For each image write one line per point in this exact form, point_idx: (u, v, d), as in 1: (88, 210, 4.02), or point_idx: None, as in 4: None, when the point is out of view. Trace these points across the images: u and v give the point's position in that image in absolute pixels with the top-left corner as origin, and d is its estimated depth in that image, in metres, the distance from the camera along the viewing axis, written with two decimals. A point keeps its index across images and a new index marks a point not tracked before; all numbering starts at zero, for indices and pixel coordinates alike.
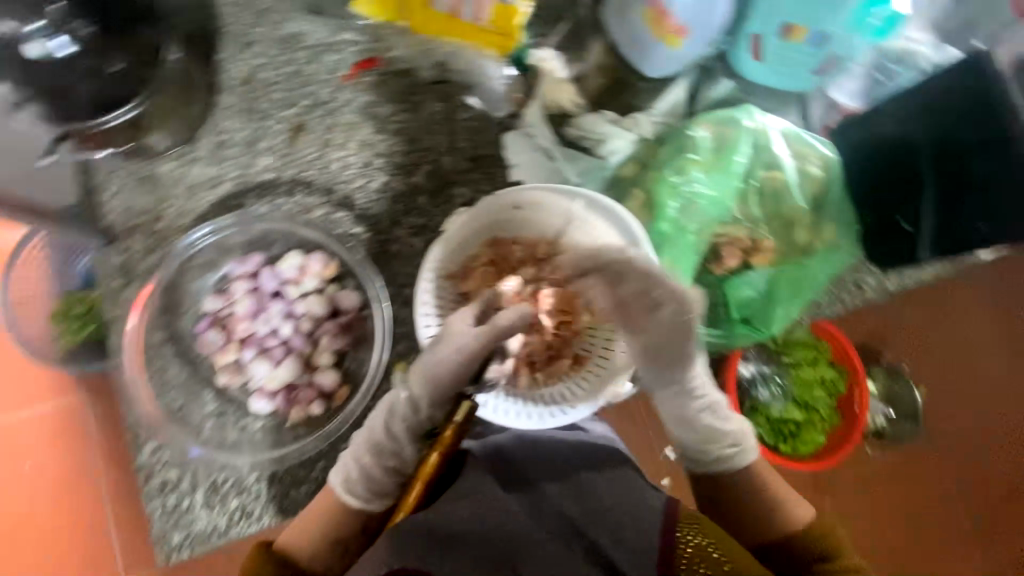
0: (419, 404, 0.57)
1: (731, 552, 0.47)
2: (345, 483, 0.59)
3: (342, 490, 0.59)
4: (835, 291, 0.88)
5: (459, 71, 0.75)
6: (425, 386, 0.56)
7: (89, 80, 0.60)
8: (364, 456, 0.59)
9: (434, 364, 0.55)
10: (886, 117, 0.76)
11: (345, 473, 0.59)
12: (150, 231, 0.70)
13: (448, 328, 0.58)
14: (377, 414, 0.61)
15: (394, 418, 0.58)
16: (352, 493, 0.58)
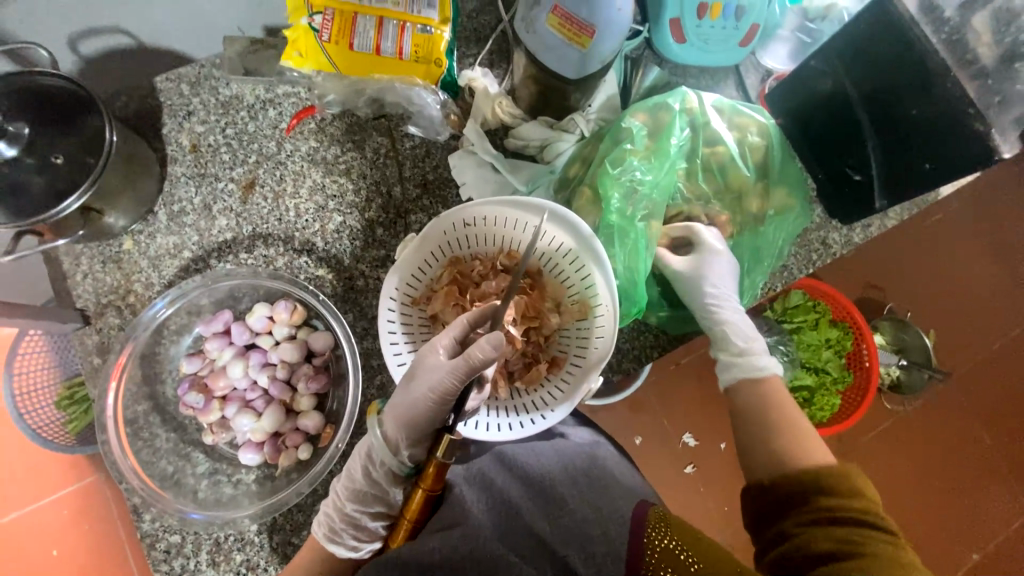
0: (394, 447, 0.58)
1: (700, 551, 0.47)
2: (328, 533, 0.60)
3: (325, 541, 0.60)
4: (809, 254, 0.85)
5: (396, 103, 0.77)
6: (398, 422, 0.57)
7: (37, 173, 0.63)
8: (345, 505, 0.60)
9: (411, 402, 0.56)
10: (817, 74, 0.76)
11: (327, 523, 0.61)
12: (122, 307, 0.73)
13: (421, 364, 0.57)
14: (353, 463, 0.62)
15: (371, 464, 0.60)
16: (339, 543, 0.60)
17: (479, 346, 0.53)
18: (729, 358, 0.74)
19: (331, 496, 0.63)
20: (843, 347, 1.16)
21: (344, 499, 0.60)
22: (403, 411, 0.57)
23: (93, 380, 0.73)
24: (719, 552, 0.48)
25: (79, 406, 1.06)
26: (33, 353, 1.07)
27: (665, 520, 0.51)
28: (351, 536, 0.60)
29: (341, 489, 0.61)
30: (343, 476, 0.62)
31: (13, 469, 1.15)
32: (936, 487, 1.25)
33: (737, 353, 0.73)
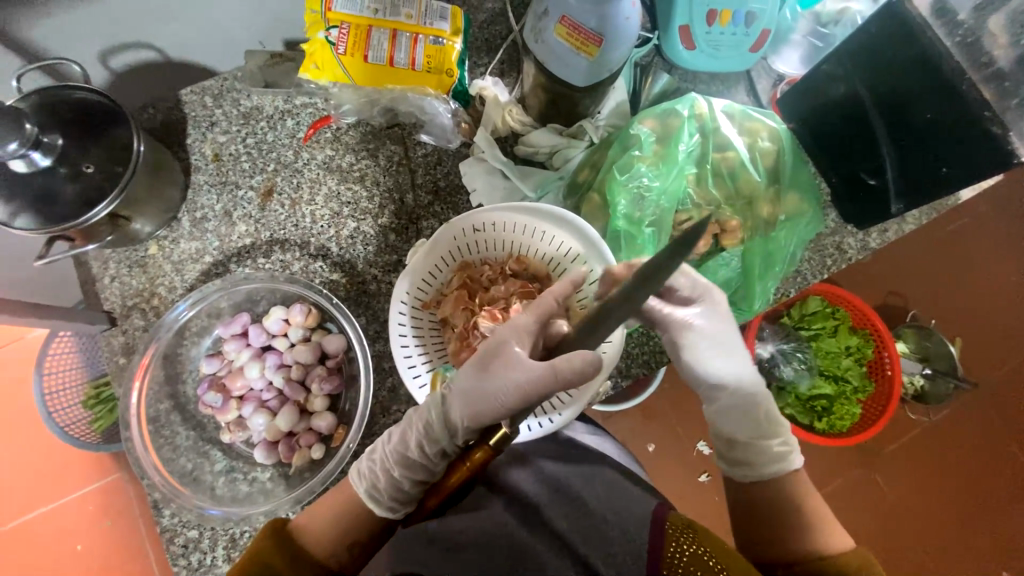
0: (454, 425, 0.59)
1: (727, 559, 0.47)
2: (370, 491, 0.61)
3: (368, 499, 0.61)
4: (824, 259, 0.84)
5: (408, 112, 0.79)
6: (456, 408, 0.58)
7: (70, 182, 0.66)
8: (395, 469, 0.61)
9: (486, 391, 0.56)
10: (830, 79, 0.75)
11: (370, 482, 0.62)
12: (147, 310, 0.76)
13: (501, 353, 0.58)
14: (409, 429, 0.62)
15: (428, 436, 0.60)
16: (378, 502, 0.61)
17: (575, 358, 0.54)
18: (770, 447, 0.62)
19: (377, 456, 0.63)
20: (865, 355, 1.13)
21: (393, 463, 0.61)
22: (472, 395, 0.57)
23: (118, 379, 0.76)
24: (743, 560, 0.48)
25: (104, 406, 1.11)
26: (63, 354, 1.12)
27: (690, 527, 0.51)
28: (392, 500, 0.61)
29: (392, 452, 0.62)
30: (396, 438, 0.62)
31: (40, 468, 1.20)
32: (962, 501, 1.21)
33: (774, 437, 0.62)
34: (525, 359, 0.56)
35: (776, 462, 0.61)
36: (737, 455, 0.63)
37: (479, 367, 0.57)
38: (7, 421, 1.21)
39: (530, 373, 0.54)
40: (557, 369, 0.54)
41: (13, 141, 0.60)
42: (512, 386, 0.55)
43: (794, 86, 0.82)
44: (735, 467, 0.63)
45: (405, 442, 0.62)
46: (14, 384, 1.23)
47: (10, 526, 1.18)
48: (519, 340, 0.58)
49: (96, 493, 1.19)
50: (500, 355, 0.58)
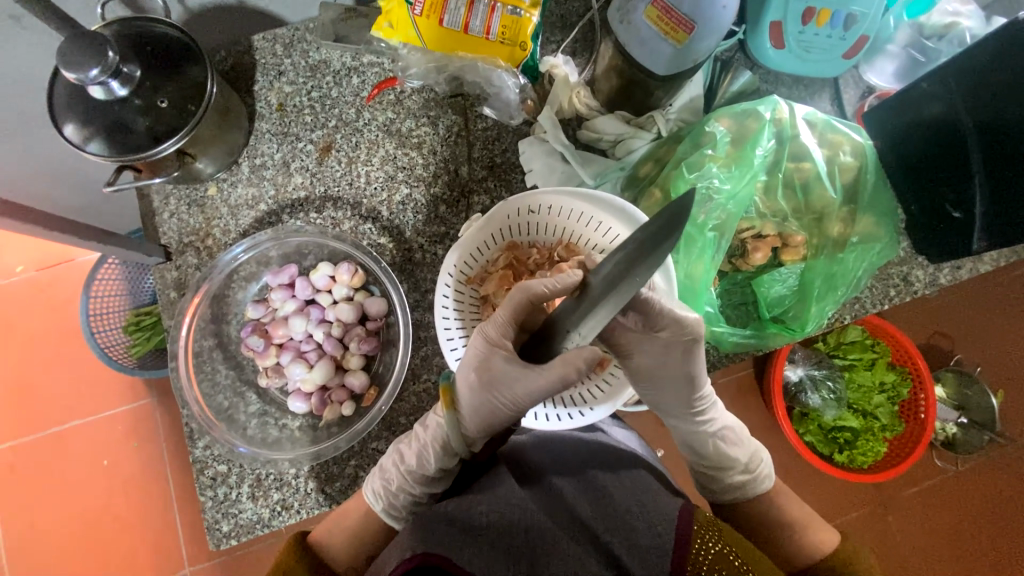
0: (469, 437, 0.62)
1: (749, 558, 0.49)
2: (388, 508, 0.63)
3: (387, 517, 0.63)
4: (888, 290, 0.79)
5: (474, 83, 0.77)
6: (470, 420, 0.60)
7: (143, 116, 0.67)
8: (415, 488, 0.63)
9: (487, 399, 0.58)
10: (927, 97, 0.70)
11: (387, 499, 0.64)
12: (200, 249, 0.78)
13: (493, 362, 0.57)
14: (425, 450, 0.63)
15: (445, 453, 0.62)
16: (397, 517, 0.64)
17: (580, 358, 0.53)
18: (729, 479, 0.65)
19: (390, 475, 0.64)
20: (899, 394, 1.09)
21: (414, 483, 0.63)
22: (477, 405, 0.58)
23: (167, 312, 0.79)
24: (761, 558, 0.50)
25: (144, 333, 1.17)
26: (111, 280, 1.17)
27: (713, 525, 0.51)
28: (411, 513, 0.64)
29: (408, 474, 0.63)
30: (409, 461, 0.63)
31: (80, 383, 1.27)
32: (981, 555, 1.15)
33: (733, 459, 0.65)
34: (517, 364, 0.56)
35: (741, 488, 0.65)
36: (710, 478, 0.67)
37: (474, 379, 0.58)
38: (57, 336, 1.29)
39: (531, 377, 0.55)
40: (558, 371, 0.54)
41: (94, 67, 0.60)
42: (519, 391, 0.56)
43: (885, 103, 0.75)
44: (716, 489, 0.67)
45: (422, 462, 0.63)
46: (62, 302, 1.30)
47: (48, 432, 1.25)
48: (503, 346, 0.58)
49: (127, 415, 1.25)
50: (489, 363, 0.58)
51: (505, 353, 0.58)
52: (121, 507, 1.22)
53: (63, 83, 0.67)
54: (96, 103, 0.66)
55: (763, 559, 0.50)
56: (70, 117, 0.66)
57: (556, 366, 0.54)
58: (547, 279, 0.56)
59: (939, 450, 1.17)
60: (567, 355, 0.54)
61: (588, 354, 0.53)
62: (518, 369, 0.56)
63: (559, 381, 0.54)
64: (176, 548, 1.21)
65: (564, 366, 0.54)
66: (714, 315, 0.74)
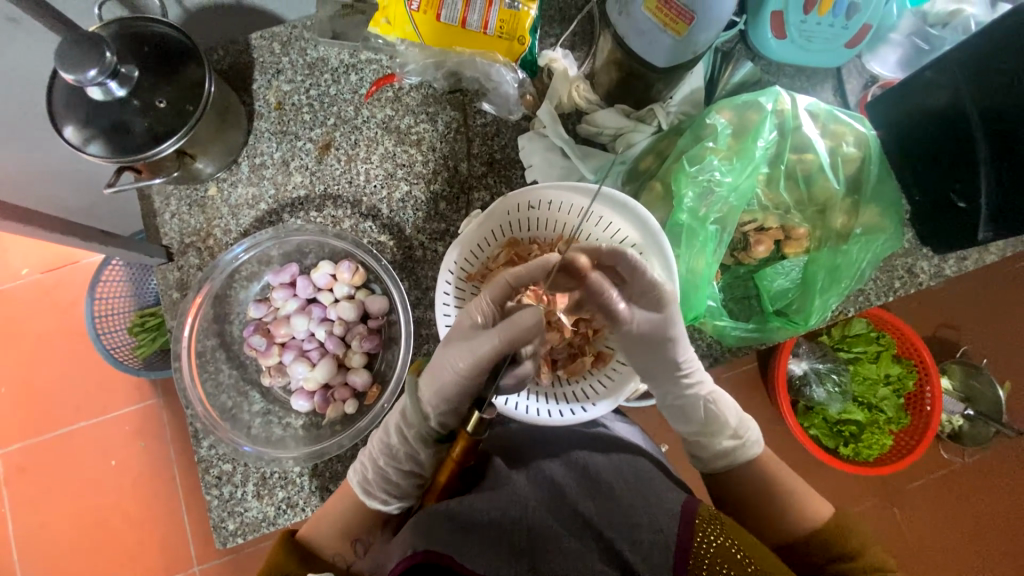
0: (426, 410, 0.61)
1: (755, 553, 0.48)
2: (362, 484, 0.64)
3: (361, 492, 0.64)
4: (892, 282, 0.78)
5: (472, 79, 0.77)
6: (432, 395, 0.60)
7: (142, 116, 0.67)
8: (381, 459, 0.64)
9: (445, 367, 0.58)
10: (931, 86, 0.68)
11: (360, 473, 0.65)
12: (202, 249, 0.78)
13: (460, 330, 0.60)
14: (390, 422, 0.65)
15: (406, 425, 0.63)
16: (367, 489, 0.64)
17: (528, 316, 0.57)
18: (721, 444, 0.66)
19: (365, 450, 0.66)
20: (904, 387, 1.08)
21: (380, 453, 0.64)
22: (437, 374, 0.59)
23: (170, 313, 0.79)
24: (771, 557, 0.48)
25: (149, 334, 1.17)
26: (113, 282, 1.17)
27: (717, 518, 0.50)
28: (380, 488, 0.64)
29: (377, 442, 0.65)
30: (379, 432, 0.65)
31: (87, 384, 1.28)
32: (989, 547, 1.15)
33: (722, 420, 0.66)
34: (477, 331, 0.59)
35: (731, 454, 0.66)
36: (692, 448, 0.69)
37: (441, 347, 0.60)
38: (64, 338, 1.30)
39: (487, 341, 0.57)
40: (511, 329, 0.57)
41: (92, 67, 0.60)
42: (472, 351, 0.57)
43: (878, 100, 0.75)
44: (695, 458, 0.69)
45: (386, 430, 0.64)
46: (67, 304, 1.31)
47: (56, 433, 1.26)
48: (472, 316, 0.61)
49: (133, 415, 1.26)
50: (455, 331, 0.60)
51: (473, 324, 0.60)
52: (129, 506, 1.24)
53: (62, 85, 0.67)
54: (95, 106, 0.66)
55: (775, 560, 0.48)
56: (70, 120, 0.66)
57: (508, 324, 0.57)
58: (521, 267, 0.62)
59: (945, 443, 1.16)
60: (521, 321, 0.57)
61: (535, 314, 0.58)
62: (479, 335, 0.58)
63: (508, 340, 0.56)
64: (184, 546, 1.22)
65: (519, 326, 0.57)
66: (716, 309, 0.74)
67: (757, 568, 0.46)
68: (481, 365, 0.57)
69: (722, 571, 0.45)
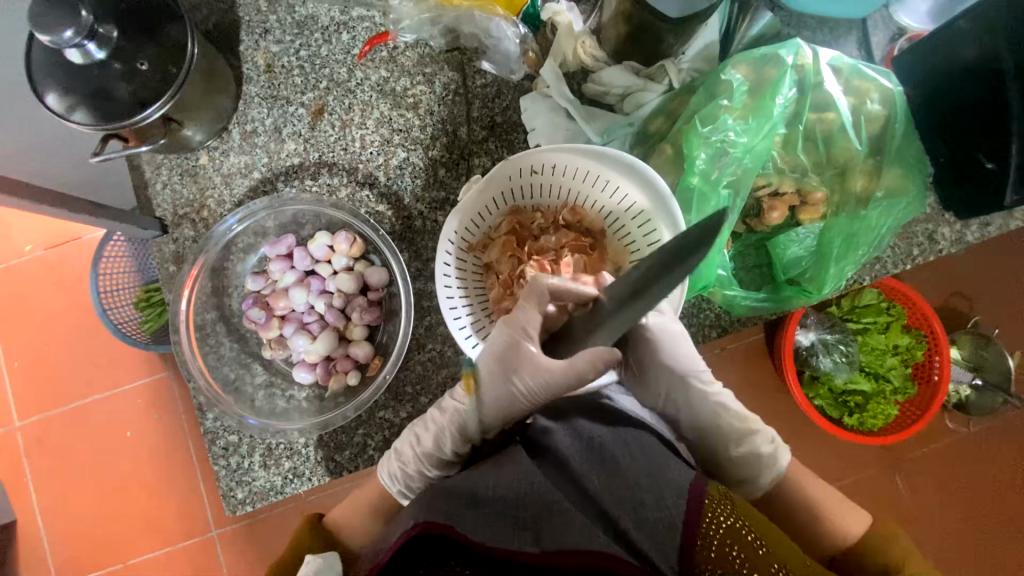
0: (484, 422, 0.62)
1: (765, 534, 0.48)
2: (402, 489, 0.65)
3: (400, 496, 0.65)
4: (910, 251, 0.75)
5: (471, 36, 0.72)
6: (494, 411, 0.60)
7: (125, 81, 0.63)
8: (430, 470, 0.64)
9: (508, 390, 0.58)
10: (964, 37, 0.63)
11: (402, 482, 0.65)
12: (196, 221, 0.76)
13: (519, 353, 0.57)
14: (440, 433, 0.63)
15: (460, 438, 0.63)
16: (413, 497, 0.65)
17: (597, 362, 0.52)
18: (758, 449, 0.63)
19: (405, 460, 0.64)
20: (912, 356, 1.07)
21: (429, 466, 0.64)
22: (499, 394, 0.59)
23: (168, 286, 0.78)
24: (778, 536, 0.49)
25: (155, 309, 1.16)
26: (117, 257, 1.17)
27: (726, 499, 0.50)
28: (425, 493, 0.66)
29: (424, 456, 0.63)
30: (426, 444, 0.63)
31: (96, 357, 1.29)
32: (994, 521, 1.15)
33: (751, 423, 0.64)
34: (538, 357, 0.56)
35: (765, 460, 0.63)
36: (735, 474, 0.64)
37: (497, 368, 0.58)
38: (69, 312, 1.30)
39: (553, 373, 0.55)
40: (580, 368, 0.53)
41: (68, 28, 0.57)
42: (542, 382, 0.56)
43: (909, 52, 0.70)
44: (740, 486, 0.64)
45: (435, 443, 0.63)
46: (70, 279, 1.30)
47: (69, 405, 1.29)
48: (527, 337, 0.57)
49: (142, 387, 1.28)
50: (510, 352, 0.57)
51: (529, 344, 0.57)
52: (144, 473, 1.27)
53: (39, 47, 0.64)
54: (73, 71, 0.63)
55: (783, 539, 0.49)
56: (50, 86, 0.63)
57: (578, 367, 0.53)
58: (568, 283, 0.57)
59: (951, 413, 1.16)
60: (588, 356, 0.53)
61: (607, 356, 0.52)
62: (539, 362, 0.56)
63: (580, 380, 0.53)
64: (199, 510, 1.26)
65: (588, 361, 0.52)
66: (726, 278, 0.71)
67: (767, 549, 0.47)
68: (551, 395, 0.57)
69: (733, 552, 0.45)
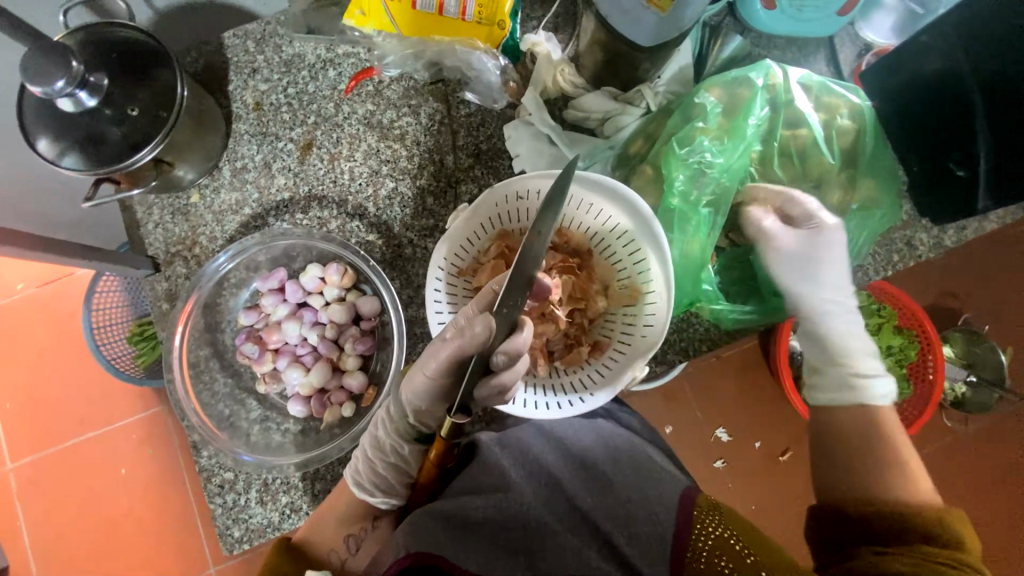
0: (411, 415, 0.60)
1: (755, 545, 0.48)
2: (354, 476, 0.63)
3: (352, 482, 0.63)
4: (890, 259, 0.77)
5: (453, 68, 0.75)
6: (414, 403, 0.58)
7: (116, 126, 0.64)
8: (373, 453, 0.62)
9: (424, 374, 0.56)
10: (925, 52, 0.66)
11: (355, 467, 0.64)
12: (189, 258, 0.77)
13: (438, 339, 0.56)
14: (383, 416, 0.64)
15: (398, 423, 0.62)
16: (361, 486, 0.62)
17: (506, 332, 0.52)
18: (851, 385, 0.65)
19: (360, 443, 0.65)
20: (906, 357, 1.07)
21: (372, 447, 0.63)
22: (418, 383, 0.57)
23: (162, 323, 0.78)
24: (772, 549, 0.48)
25: (148, 342, 1.15)
26: (110, 292, 1.17)
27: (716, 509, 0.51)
28: (370, 484, 0.62)
29: (369, 437, 0.64)
30: (371, 426, 0.65)
31: (90, 396, 1.28)
32: (997, 519, 1.15)
33: (854, 385, 0.65)
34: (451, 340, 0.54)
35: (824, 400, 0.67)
36: (818, 390, 0.68)
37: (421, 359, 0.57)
38: (60, 350, 1.29)
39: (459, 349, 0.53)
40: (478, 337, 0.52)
41: (59, 79, 0.58)
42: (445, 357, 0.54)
43: (874, 69, 0.73)
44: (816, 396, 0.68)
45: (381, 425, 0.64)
46: (63, 318, 1.30)
47: (62, 445, 1.27)
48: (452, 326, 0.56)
49: (137, 424, 1.27)
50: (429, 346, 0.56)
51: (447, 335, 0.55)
52: (139, 510, 1.25)
53: (31, 96, 0.65)
54: (64, 118, 0.64)
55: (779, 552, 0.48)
56: (42, 134, 0.64)
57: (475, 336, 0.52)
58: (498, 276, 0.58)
59: (948, 413, 1.16)
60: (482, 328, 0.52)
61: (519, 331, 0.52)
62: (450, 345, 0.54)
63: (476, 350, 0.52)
64: (195, 545, 1.23)
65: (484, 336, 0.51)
66: (712, 293, 0.72)
67: (757, 560, 0.46)
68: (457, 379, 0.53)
69: (721, 563, 0.45)
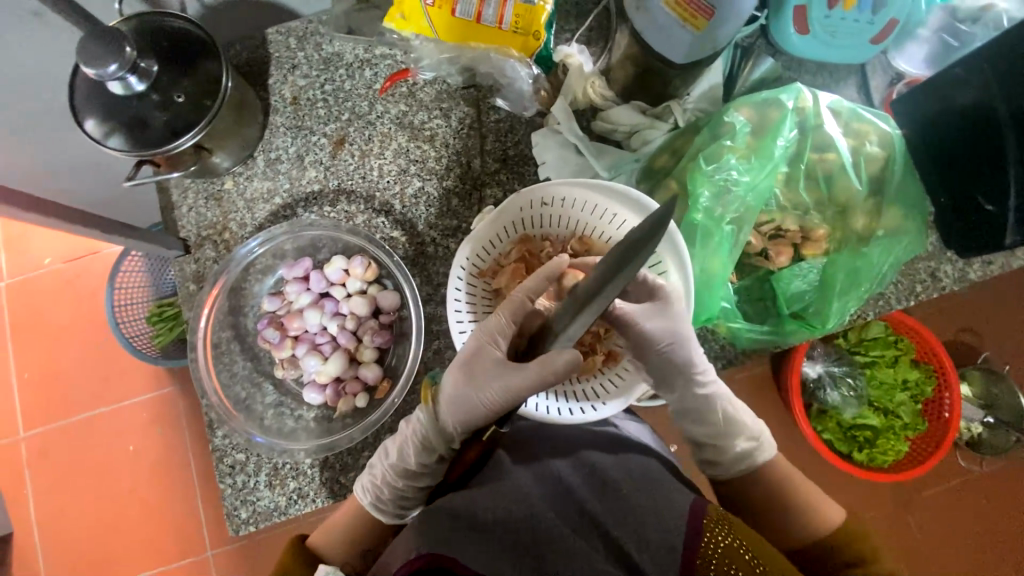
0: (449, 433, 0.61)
1: (767, 557, 0.47)
2: (374, 501, 0.65)
3: (373, 510, 0.64)
4: (912, 289, 0.76)
5: (486, 74, 0.76)
6: (453, 420, 0.59)
7: (162, 110, 0.67)
8: (397, 481, 0.64)
9: (468, 395, 0.57)
10: (959, 83, 0.66)
11: (374, 493, 0.65)
12: (218, 242, 0.79)
13: (483, 356, 0.58)
14: (403, 442, 0.64)
15: (422, 448, 0.63)
16: (385, 511, 0.65)
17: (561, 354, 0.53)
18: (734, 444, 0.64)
19: (376, 469, 0.65)
20: (923, 392, 1.06)
21: (394, 476, 0.64)
22: (459, 400, 0.58)
23: (186, 304, 0.81)
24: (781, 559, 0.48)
25: (167, 323, 1.18)
26: (135, 271, 1.21)
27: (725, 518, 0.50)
28: (395, 507, 0.65)
29: (389, 467, 0.64)
30: (389, 453, 0.64)
31: (107, 371, 1.31)
32: (1010, 564, 1.11)
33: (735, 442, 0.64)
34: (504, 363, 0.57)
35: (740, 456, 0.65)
36: (705, 454, 0.67)
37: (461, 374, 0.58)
38: (83, 325, 1.33)
39: (513, 376, 0.55)
40: (542, 369, 0.53)
41: (113, 62, 0.61)
42: (498, 384, 0.55)
43: (906, 97, 0.73)
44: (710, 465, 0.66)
45: (400, 450, 0.64)
46: (88, 293, 1.34)
47: (77, 418, 1.30)
48: (496, 344, 0.58)
49: (150, 401, 1.29)
50: (471, 360, 0.58)
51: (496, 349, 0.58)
52: (145, 487, 1.27)
53: (83, 78, 0.68)
54: (113, 101, 0.67)
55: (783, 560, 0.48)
56: (91, 114, 0.67)
57: (533, 366, 0.54)
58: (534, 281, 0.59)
59: (964, 451, 1.14)
60: (546, 359, 0.54)
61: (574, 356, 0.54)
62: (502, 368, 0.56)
63: (536, 380, 0.54)
64: (197, 526, 1.25)
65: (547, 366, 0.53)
66: (730, 310, 0.72)
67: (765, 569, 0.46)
68: (511, 404, 0.55)
69: (729, 571, 0.45)
